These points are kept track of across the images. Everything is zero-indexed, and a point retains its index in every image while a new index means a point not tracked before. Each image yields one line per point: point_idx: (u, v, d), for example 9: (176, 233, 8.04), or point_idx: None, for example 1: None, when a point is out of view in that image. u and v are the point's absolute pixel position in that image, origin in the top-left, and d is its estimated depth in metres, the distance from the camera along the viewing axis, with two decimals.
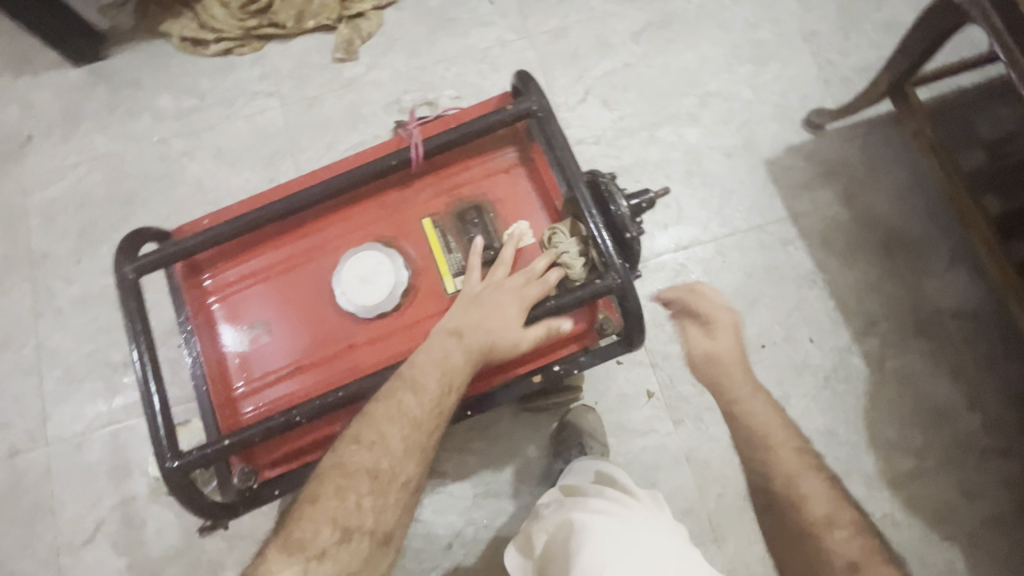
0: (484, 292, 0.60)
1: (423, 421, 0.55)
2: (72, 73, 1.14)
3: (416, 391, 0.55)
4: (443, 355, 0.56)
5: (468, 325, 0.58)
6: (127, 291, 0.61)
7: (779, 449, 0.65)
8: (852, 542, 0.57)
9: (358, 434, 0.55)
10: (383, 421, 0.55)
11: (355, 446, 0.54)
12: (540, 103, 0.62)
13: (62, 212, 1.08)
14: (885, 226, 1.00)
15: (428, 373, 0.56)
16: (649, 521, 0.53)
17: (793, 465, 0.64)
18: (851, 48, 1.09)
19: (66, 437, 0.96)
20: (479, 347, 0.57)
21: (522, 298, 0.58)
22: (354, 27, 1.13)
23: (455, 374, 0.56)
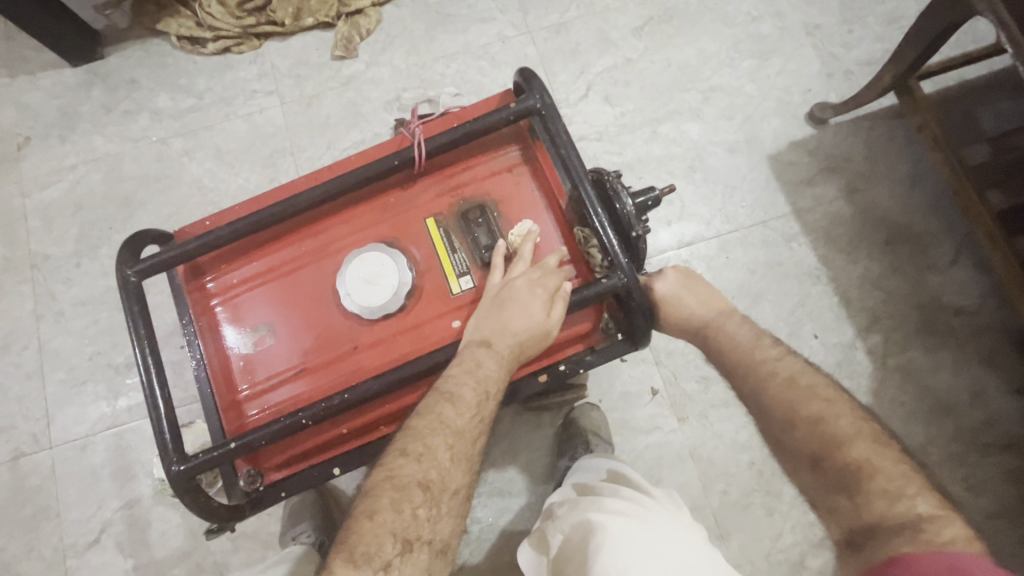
0: (474, 347, 0.57)
1: (432, 485, 0.53)
2: (69, 73, 1.13)
3: (419, 457, 0.53)
4: (438, 418, 0.54)
5: (462, 384, 0.55)
6: (130, 294, 0.61)
7: (789, 390, 0.55)
8: (895, 494, 0.45)
9: (370, 512, 0.50)
10: (391, 492, 0.51)
11: (366, 525, 0.50)
12: (543, 100, 0.61)
13: (62, 214, 1.07)
14: (889, 221, 1.00)
15: (426, 440, 0.53)
16: (667, 524, 0.53)
17: (808, 406, 0.53)
18: (854, 41, 1.09)
19: (70, 440, 0.96)
20: (475, 406, 0.55)
21: (514, 347, 0.57)
22: (353, 24, 1.12)
23: (454, 434, 0.54)
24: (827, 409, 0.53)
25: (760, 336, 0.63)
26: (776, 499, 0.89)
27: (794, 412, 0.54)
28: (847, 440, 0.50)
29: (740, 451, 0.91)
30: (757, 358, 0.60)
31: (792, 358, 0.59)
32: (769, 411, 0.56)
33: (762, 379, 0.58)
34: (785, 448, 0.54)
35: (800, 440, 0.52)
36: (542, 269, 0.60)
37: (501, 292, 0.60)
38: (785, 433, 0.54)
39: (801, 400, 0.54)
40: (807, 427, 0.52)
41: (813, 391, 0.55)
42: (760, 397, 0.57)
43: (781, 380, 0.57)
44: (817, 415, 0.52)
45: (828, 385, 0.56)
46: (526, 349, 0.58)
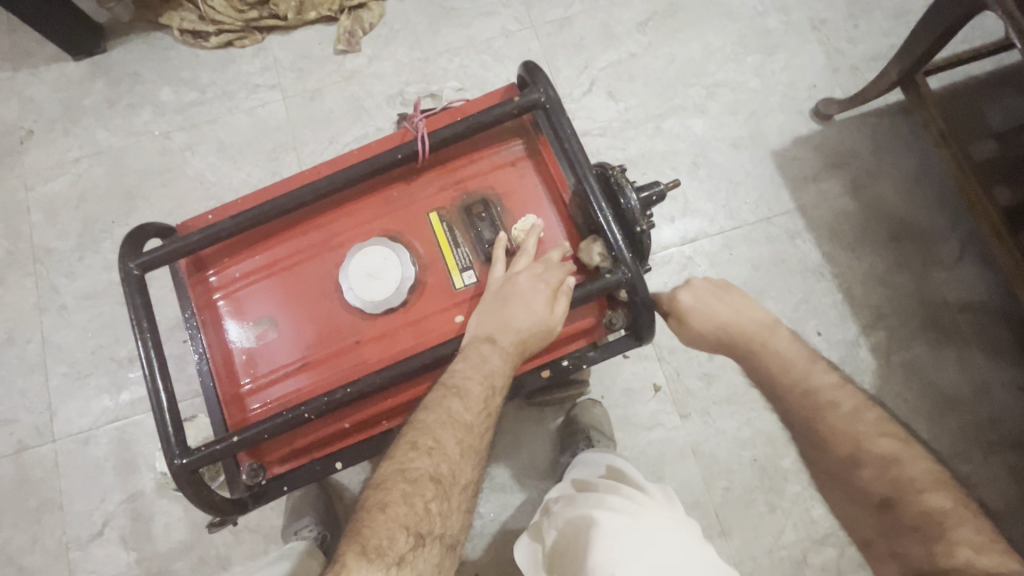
0: (480, 342, 0.57)
1: (443, 478, 0.52)
2: (71, 66, 1.13)
3: (429, 450, 0.53)
4: (447, 412, 0.54)
5: (469, 378, 0.55)
6: (132, 288, 0.61)
7: (853, 427, 0.56)
8: (981, 547, 0.45)
9: (381, 504, 0.49)
10: (402, 484, 0.51)
11: (378, 518, 0.49)
12: (548, 94, 0.61)
13: (64, 207, 1.07)
14: (894, 217, 0.99)
15: (436, 433, 0.53)
16: (661, 522, 0.52)
17: (878, 445, 0.54)
18: (860, 36, 1.08)
19: (73, 433, 0.97)
20: (483, 400, 0.55)
21: (519, 342, 0.57)
22: (356, 18, 1.12)
23: (463, 427, 0.54)
24: (897, 454, 0.53)
25: (813, 360, 0.63)
26: (778, 495, 0.89)
27: (854, 452, 0.55)
28: (915, 485, 0.50)
29: (742, 447, 0.91)
30: (816, 385, 0.60)
31: (854, 388, 0.59)
32: (825, 447, 0.57)
33: (820, 413, 0.58)
34: (848, 489, 0.54)
35: (866, 482, 0.53)
36: (545, 263, 0.60)
37: (504, 287, 0.59)
38: (850, 472, 0.54)
39: (865, 439, 0.55)
40: (876, 468, 0.53)
41: (880, 428, 0.55)
42: (820, 430, 0.57)
43: (838, 414, 0.57)
44: (882, 458, 0.53)
45: (891, 421, 0.56)
46: (531, 344, 0.58)
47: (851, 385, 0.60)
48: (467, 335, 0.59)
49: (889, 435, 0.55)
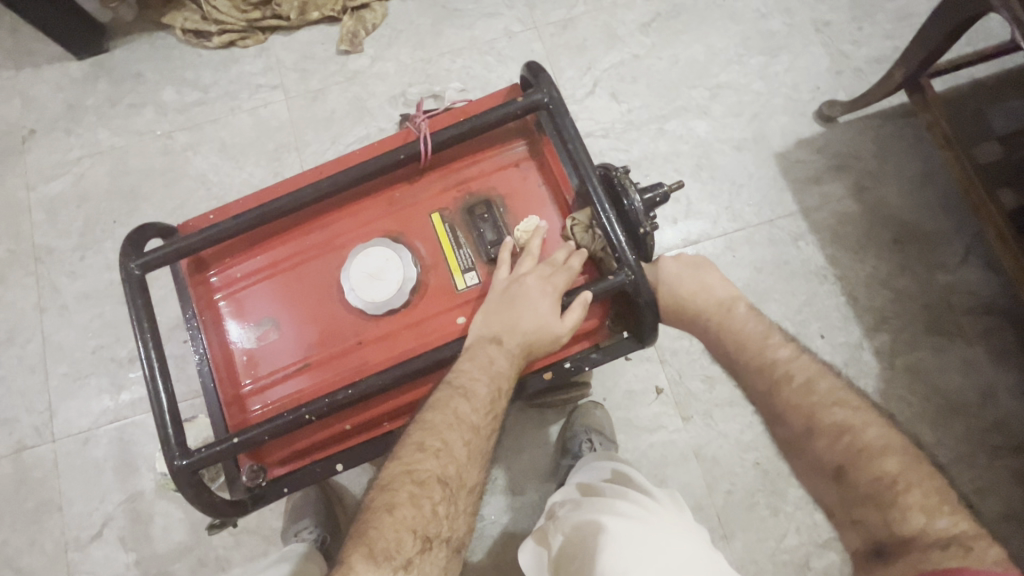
0: (485, 342, 0.57)
1: (450, 481, 0.53)
2: (74, 66, 1.13)
3: (438, 452, 0.53)
4: (455, 414, 0.54)
5: (476, 380, 0.55)
6: (133, 288, 0.60)
7: (805, 394, 0.54)
8: (930, 509, 0.44)
9: (389, 506, 0.50)
10: (410, 486, 0.51)
11: (385, 520, 0.50)
12: (551, 94, 0.61)
13: (66, 207, 1.07)
14: (897, 219, 0.99)
15: (443, 434, 0.54)
16: (668, 526, 0.52)
17: (829, 414, 0.52)
18: (864, 38, 1.08)
19: (73, 433, 0.96)
20: (489, 402, 0.55)
21: (524, 345, 0.57)
22: (359, 18, 1.12)
23: (469, 429, 0.55)
24: (849, 419, 0.51)
25: (770, 331, 0.61)
26: (780, 499, 0.89)
27: (809, 420, 0.52)
28: (869, 450, 0.48)
29: (745, 450, 0.90)
30: (771, 357, 0.58)
31: (808, 356, 0.58)
32: (783, 417, 0.55)
33: (778, 384, 0.56)
34: (804, 456, 0.52)
35: (823, 451, 0.51)
36: (549, 263, 0.59)
37: (509, 288, 0.59)
38: (805, 441, 0.52)
39: (816, 406, 0.53)
40: (830, 435, 0.51)
41: (833, 395, 0.53)
42: (772, 400, 0.56)
43: (794, 383, 0.55)
44: (835, 424, 0.51)
45: (841, 387, 0.54)
46: (538, 345, 0.57)
47: (804, 355, 0.58)
48: (471, 336, 0.58)
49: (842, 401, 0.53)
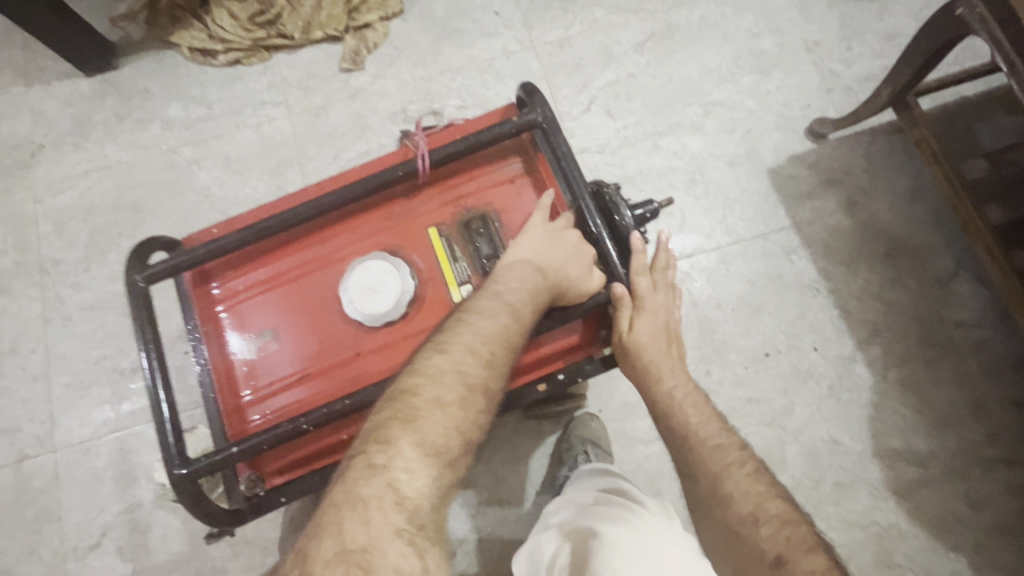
0: (531, 268, 0.60)
1: (490, 394, 0.52)
2: (83, 82, 1.16)
3: (485, 361, 0.53)
4: (501, 328, 0.55)
5: (522, 304, 0.57)
6: (137, 300, 0.62)
7: (720, 459, 0.56)
8: None
9: (438, 401, 0.48)
10: (461, 389, 0.50)
11: (434, 413, 0.48)
12: (545, 114, 0.63)
13: (72, 219, 1.09)
14: (888, 234, 1.01)
15: (490, 344, 0.54)
16: (661, 534, 0.51)
17: (746, 500, 0.53)
18: (853, 58, 1.10)
19: (74, 443, 0.97)
20: (530, 326, 0.57)
21: (562, 280, 0.60)
22: (361, 37, 1.15)
23: (511, 347, 0.55)
24: (748, 500, 0.53)
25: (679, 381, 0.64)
26: None
27: (717, 489, 0.54)
28: (762, 526, 0.51)
29: None
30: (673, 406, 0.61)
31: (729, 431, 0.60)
32: (695, 478, 0.57)
33: (694, 443, 0.58)
34: (737, 542, 0.51)
35: (735, 521, 0.52)
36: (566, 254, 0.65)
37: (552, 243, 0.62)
38: (737, 525, 0.52)
39: (724, 473, 0.55)
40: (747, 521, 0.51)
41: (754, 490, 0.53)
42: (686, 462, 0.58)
43: (707, 444, 0.58)
44: (733, 495, 0.53)
45: (765, 483, 0.54)
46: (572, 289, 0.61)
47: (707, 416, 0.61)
48: (513, 256, 0.61)
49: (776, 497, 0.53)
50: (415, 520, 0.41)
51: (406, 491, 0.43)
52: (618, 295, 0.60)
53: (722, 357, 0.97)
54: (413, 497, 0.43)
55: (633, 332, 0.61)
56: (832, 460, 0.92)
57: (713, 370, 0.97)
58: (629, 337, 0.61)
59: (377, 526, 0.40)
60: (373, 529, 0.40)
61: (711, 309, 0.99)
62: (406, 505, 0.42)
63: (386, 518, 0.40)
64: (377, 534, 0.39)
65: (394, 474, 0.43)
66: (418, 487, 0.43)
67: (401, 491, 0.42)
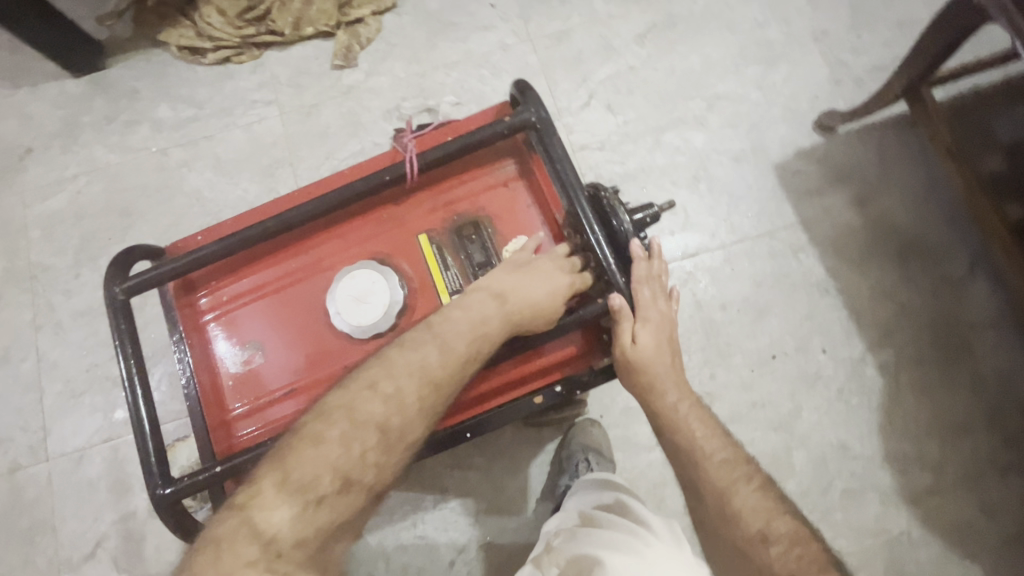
0: (486, 296, 0.57)
1: (392, 432, 0.49)
2: (71, 84, 1.13)
3: (386, 398, 0.50)
4: (421, 362, 0.52)
5: (458, 330, 0.54)
6: (117, 312, 0.60)
7: (726, 474, 0.53)
8: None
9: (315, 439, 0.48)
10: (346, 425, 0.49)
11: (308, 452, 0.47)
12: (538, 114, 0.60)
13: (62, 224, 1.07)
14: (900, 231, 0.97)
15: (398, 382, 0.51)
16: (669, 568, 0.49)
17: (758, 522, 0.50)
18: (864, 47, 1.06)
19: (67, 452, 0.96)
20: (460, 365, 0.53)
21: (526, 308, 0.57)
22: (353, 33, 1.11)
23: (432, 384, 0.52)
24: (757, 518, 0.50)
25: (683, 390, 0.60)
26: None
27: (725, 507, 0.51)
28: (772, 545, 0.48)
29: None
30: (680, 419, 0.58)
31: (739, 448, 0.56)
32: (701, 496, 0.54)
33: (700, 459, 0.55)
34: (750, 565, 0.48)
35: (745, 541, 0.49)
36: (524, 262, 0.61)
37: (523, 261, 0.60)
38: (753, 547, 0.49)
39: (731, 489, 0.52)
40: (760, 541, 0.49)
41: (765, 509, 0.51)
42: (696, 481, 0.54)
43: (712, 460, 0.55)
44: (742, 512, 0.51)
45: (775, 499, 0.52)
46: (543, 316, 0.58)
47: (717, 431, 0.57)
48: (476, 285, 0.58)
49: (789, 515, 0.51)
50: (269, 554, 0.42)
51: (263, 525, 0.43)
52: (617, 305, 0.56)
53: (727, 360, 0.94)
54: (270, 535, 0.43)
55: (635, 347, 0.57)
56: (841, 466, 0.90)
57: (717, 373, 0.94)
58: (633, 350, 0.57)
59: (226, 566, 0.41)
60: (220, 567, 0.41)
61: (715, 311, 0.96)
62: (260, 541, 0.42)
63: (236, 556, 0.41)
64: (225, 571, 0.41)
65: (250, 514, 0.44)
66: (275, 524, 0.44)
67: (255, 528, 0.43)
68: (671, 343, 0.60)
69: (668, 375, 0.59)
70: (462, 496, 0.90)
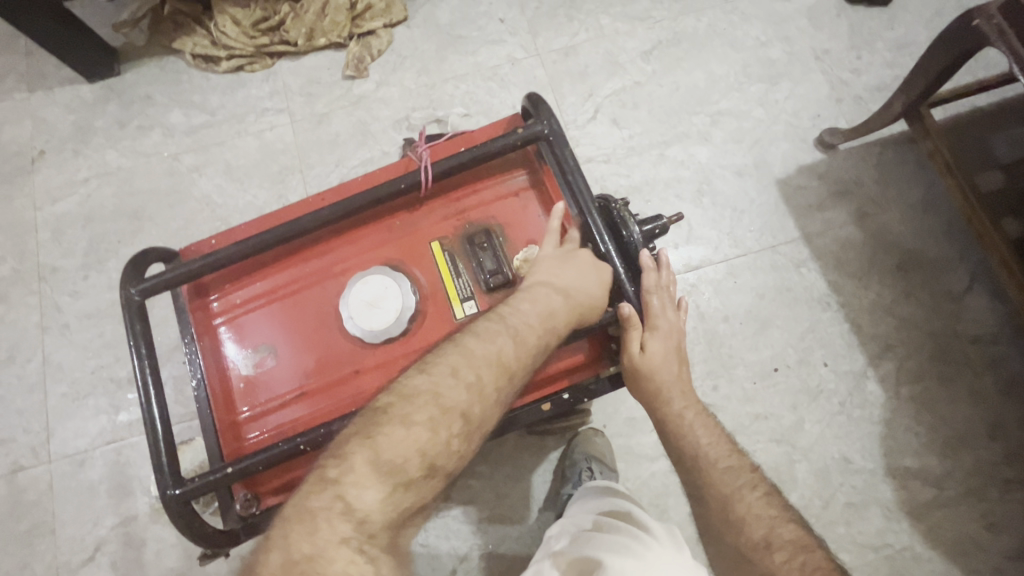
0: (550, 289, 0.57)
1: (473, 419, 0.50)
2: (85, 88, 1.15)
3: (469, 386, 0.50)
4: (497, 353, 0.53)
5: (524, 324, 0.55)
6: (132, 313, 0.61)
7: (730, 482, 0.54)
8: None
9: (406, 420, 0.48)
10: (434, 409, 0.49)
11: (398, 433, 0.47)
12: (550, 126, 0.61)
13: (72, 226, 1.08)
14: (900, 247, 0.99)
15: (478, 369, 0.51)
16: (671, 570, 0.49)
17: (762, 529, 0.50)
18: (864, 67, 1.09)
19: (69, 454, 0.95)
20: (530, 356, 0.54)
21: (585, 305, 0.58)
22: (365, 45, 1.14)
23: (506, 372, 0.53)
24: (760, 524, 0.51)
25: (689, 399, 0.60)
26: None
27: (728, 514, 0.52)
28: (776, 552, 0.48)
29: None
30: (685, 427, 0.58)
31: (744, 456, 0.57)
32: (706, 503, 0.54)
33: (705, 466, 0.56)
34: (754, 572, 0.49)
35: (748, 548, 0.50)
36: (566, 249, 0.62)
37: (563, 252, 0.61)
38: (757, 554, 0.49)
39: (735, 496, 0.53)
40: (764, 548, 0.49)
41: (769, 517, 0.51)
42: (702, 488, 0.55)
43: (717, 467, 0.55)
44: (745, 519, 0.51)
45: (779, 507, 0.52)
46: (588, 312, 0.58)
47: (722, 439, 0.58)
48: (534, 277, 0.59)
49: (793, 523, 0.51)
50: (363, 529, 0.43)
51: (356, 504, 0.44)
52: (627, 314, 0.57)
53: (730, 371, 0.95)
54: (361, 511, 0.43)
55: (644, 354, 0.58)
56: (844, 479, 0.90)
57: (720, 385, 0.95)
58: (641, 357, 0.58)
59: (322, 539, 0.41)
60: (318, 539, 0.41)
61: (719, 322, 0.97)
62: (353, 518, 0.43)
63: (331, 530, 0.42)
64: (321, 544, 0.41)
65: (342, 489, 0.44)
66: (367, 502, 0.44)
67: (347, 505, 0.43)
68: (679, 351, 0.61)
69: (674, 383, 0.60)
70: (465, 504, 0.91)
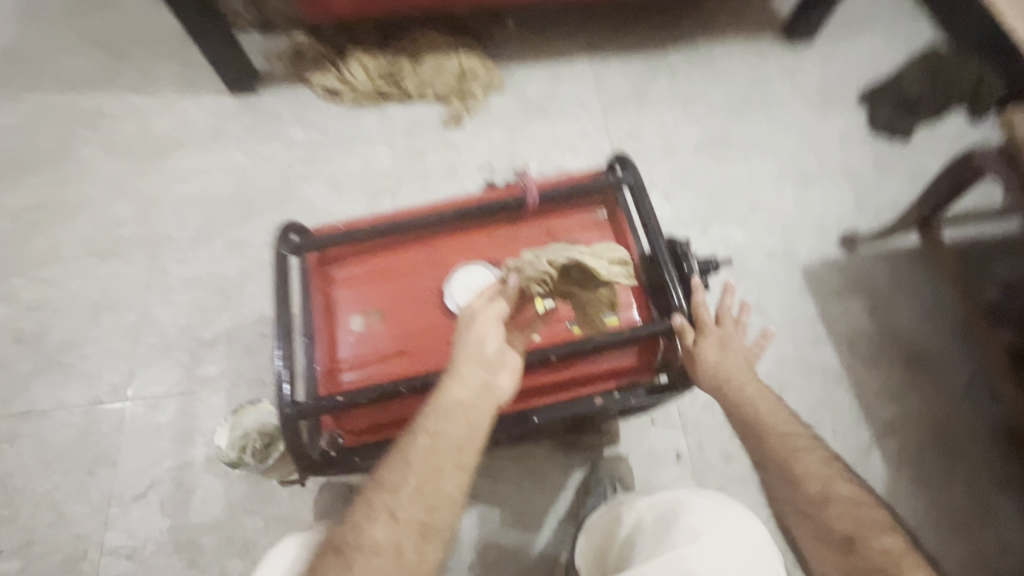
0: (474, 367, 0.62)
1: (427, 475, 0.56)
2: (227, 99, 1.38)
3: (414, 456, 0.57)
4: (437, 419, 0.58)
5: (454, 394, 0.60)
6: (280, 264, 0.75)
7: (790, 448, 0.64)
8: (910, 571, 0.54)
9: (375, 502, 0.55)
10: (388, 484, 0.56)
11: (370, 514, 0.55)
12: (635, 178, 0.79)
13: (191, 206, 1.26)
14: (910, 343, 1.11)
15: (417, 440, 0.58)
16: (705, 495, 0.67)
17: (821, 486, 0.61)
18: (884, 187, 1.27)
19: (146, 397, 1.06)
20: (473, 414, 0.59)
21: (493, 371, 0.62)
22: (465, 102, 1.36)
23: (451, 433, 0.58)
24: (819, 482, 0.61)
25: (751, 377, 0.68)
26: None
27: (792, 475, 0.62)
28: (832, 506, 0.60)
29: None
30: (750, 400, 0.67)
31: (799, 422, 0.66)
32: (769, 467, 0.64)
33: (769, 436, 0.64)
34: (816, 523, 0.60)
35: (809, 504, 0.61)
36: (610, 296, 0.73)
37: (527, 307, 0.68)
38: (817, 509, 0.60)
39: (796, 459, 0.63)
40: (825, 504, 0.60)
41: (826, 475, 0.62)
42: (767, 454, 0.64)
43: (777, 432, 0.65)
44: (806, 479, 0.62)
45: (830, 462, 0.63)
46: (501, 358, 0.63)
47: (781, 407, 0.67)
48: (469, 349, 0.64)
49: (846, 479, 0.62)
50: None
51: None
52: (679, 325, 0.70)
53: None
54: None
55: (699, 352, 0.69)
56: None
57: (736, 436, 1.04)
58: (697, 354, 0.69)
59: None
60: None
61: None
62: None
63: None
64: None
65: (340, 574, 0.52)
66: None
67: None
68: (733, 346, 0.70)
69: (736, 368, 0.68)
70: (490, 505, 0.98)
